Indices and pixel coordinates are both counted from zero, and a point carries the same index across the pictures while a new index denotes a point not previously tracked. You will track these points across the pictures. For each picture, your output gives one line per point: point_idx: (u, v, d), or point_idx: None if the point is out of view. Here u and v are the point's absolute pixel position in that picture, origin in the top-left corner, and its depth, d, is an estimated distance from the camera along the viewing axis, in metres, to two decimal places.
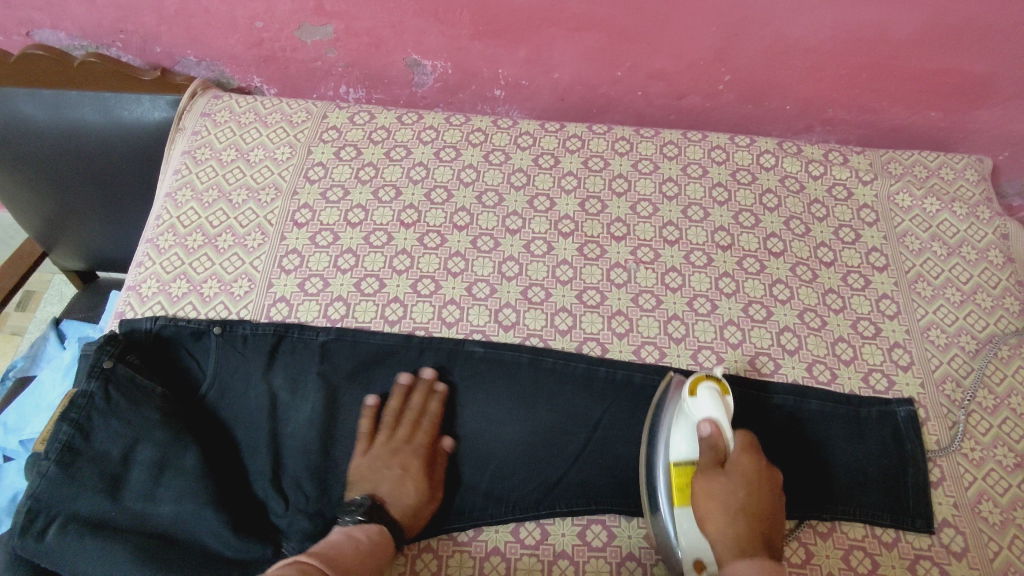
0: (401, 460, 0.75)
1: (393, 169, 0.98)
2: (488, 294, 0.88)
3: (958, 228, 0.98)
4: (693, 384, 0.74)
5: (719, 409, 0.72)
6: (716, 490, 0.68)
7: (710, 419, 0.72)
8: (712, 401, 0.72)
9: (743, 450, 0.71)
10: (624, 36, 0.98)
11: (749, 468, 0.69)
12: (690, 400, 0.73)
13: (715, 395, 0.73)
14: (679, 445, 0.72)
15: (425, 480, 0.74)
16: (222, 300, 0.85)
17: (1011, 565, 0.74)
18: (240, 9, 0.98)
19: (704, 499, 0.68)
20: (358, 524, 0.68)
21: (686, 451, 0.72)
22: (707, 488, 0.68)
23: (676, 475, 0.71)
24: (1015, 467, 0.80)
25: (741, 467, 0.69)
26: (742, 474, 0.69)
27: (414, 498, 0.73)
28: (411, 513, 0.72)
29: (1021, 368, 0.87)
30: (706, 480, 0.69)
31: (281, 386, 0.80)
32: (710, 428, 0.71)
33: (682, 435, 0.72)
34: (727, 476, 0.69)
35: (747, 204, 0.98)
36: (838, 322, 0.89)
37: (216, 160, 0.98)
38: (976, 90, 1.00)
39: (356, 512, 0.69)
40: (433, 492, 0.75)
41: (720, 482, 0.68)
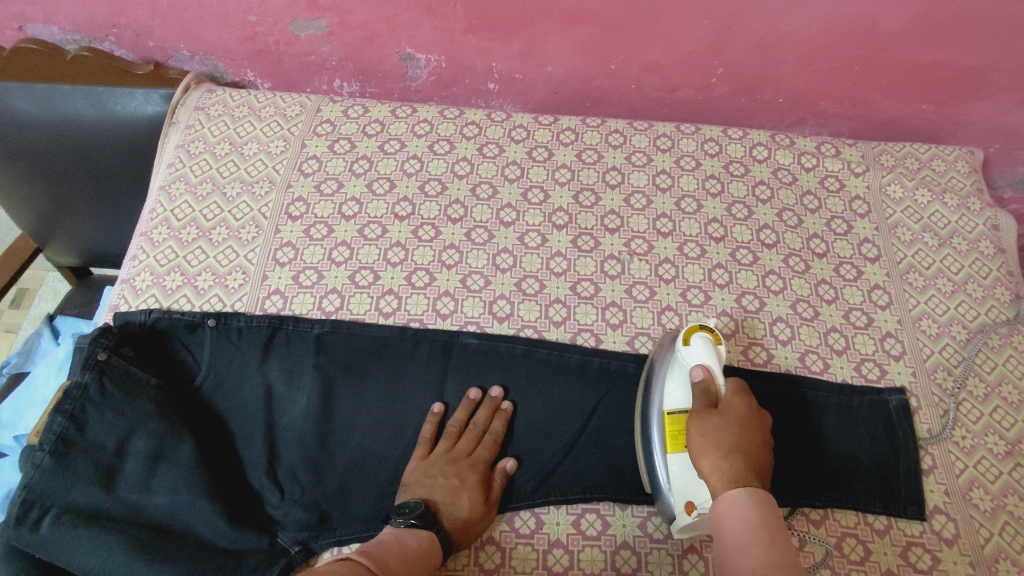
0: (459, 470, 0.74)
1: (387, 162, 0.98)
2: (483, 286, 0.88)
3: (949, 219, 0.98)
4: (687, 335, 0.76)
5: (711, 356, 0.74)
6: (709, 429, 0.66)
7: (703, 366, 0.73)
8: (704, 348, 0.74)
9: (735, 393, 0.70)
10: (617, 29, 0.98)
11: (742, 409, 0.68)
12: (684, 349, 0.75)
13: (708, 343, 0.74)
14: (674, 392, 0.73)
15: (480, 494, 0.73)
16: (216, 293, 0.85)
17: (1003, 552, 0.75)
18: (233, 3, 0.98)
19: (697, 436, 0.67)
20: (409, 528, 0.67)
21: (680, 398, 0.73)
22: (701, 426, 0.67)
23: (670, 422, 0.72)
24: (1006, 454, 0.81)
25: (734, 409, 0.68)
26: (735, 414, 0.67)
27: (467, 510, 0.71)
28: (464, 525, 0.71)
29: (1012, 358, 0.88)
30: (700, 419, 0.68)
31: (277, 378, 0.80)
32: (702, 372, 0.72)
33: (676, 383, 0.74)
34: (721, 416, 0.67)
35: (740, 196, 0.99)
36: (830, 312, 0.90)
37: (210, 154, 0.98)
38: (967, 82, 1.01)
39: (409, 516, 0.68)
40: (487, 508, 0.73)
41: (713, 421, 0.67)
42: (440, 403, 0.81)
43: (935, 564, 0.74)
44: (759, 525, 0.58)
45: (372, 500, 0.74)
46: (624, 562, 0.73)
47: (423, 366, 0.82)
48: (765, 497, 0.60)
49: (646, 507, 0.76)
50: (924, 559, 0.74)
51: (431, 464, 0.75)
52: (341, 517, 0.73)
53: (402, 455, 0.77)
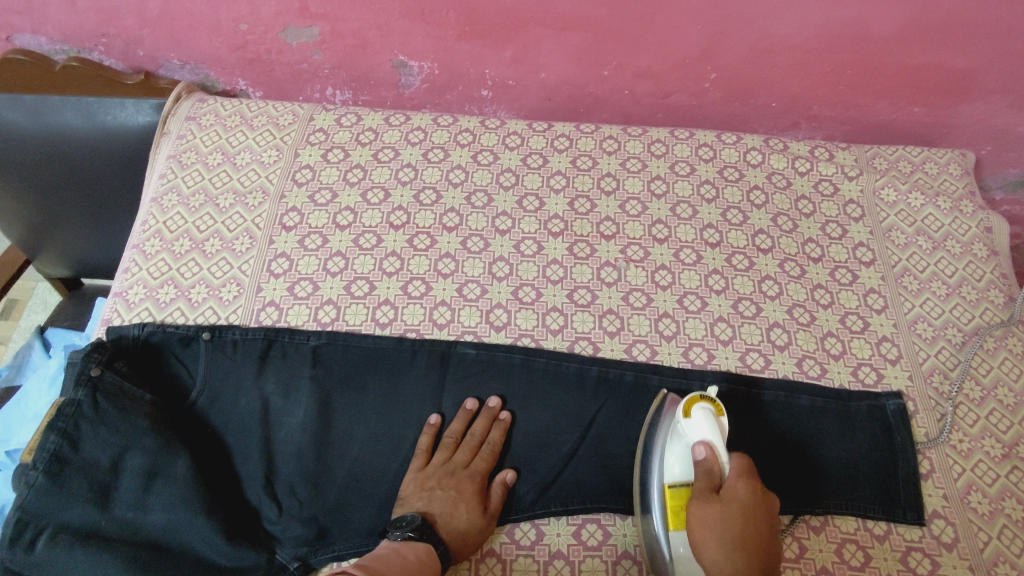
0: (456, 482, 0.74)
1: (381, 171, 0.97)
2: (479, 295, 0.88)
3: (942, 222, 0.99)
4: (687, 406, 0.75)
5: (714, 431, 0.72)
6: (710, 518, 0.66)
7: (705, 442, 0.72)
8: (706, 423, 0.73)
9: (740, 475, 0.68)
10: (610, 35, 0.98)
11: (746, 495, 0.67)
12: (685, 421, 0.74)
13: (710, 417, 0.73)
14: (673, 466, 0.73)
15: (479, 505, 0.73)
16: (211, 306, 0.85)
17: (1002, 556, 0.75)
18: (224, 11, 0.98)
19: (697, 525, 0.66)
20: (407, 541, 0.67)
21: (680, 473, 0.73)
22: (702, 516, 0.66)
23: (671, 498, 0.71)
24: (1002, 457, 0.81)
25: (737, 496, 0.67)
26: (738, 502, 0.66)
27: (467, 522, 0.71)
28: (463, 537, 0.70)
29: (1007, 360, 0.88)
30: (700, 507, 0.67)
31: (273, 392, 0.80)
32: (704, 450, 0.71)
33: (676, 456, 0.73)
34: (722, 503, 0.66)
35: (735, 201, 0.99)
36: (826, 317, 0.90)
37: (202, 164, 0.97)
38: (958, 85, 1.01)
39: (408, 529, 0.68)
40: (488, 519, 0.73)
41: (714, 509, 0.66)
42: (437, 413, 0.80)
43: (935, 569, 0.74)
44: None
45: (371, 514, 0.74)
46: (625, 572, 0.72)
47: (420, 377, 0.82)
48: None
49: None
50: (923, 564, 0.74)
51: (429, 476, 0.75)
52: (340, 530, 0.73)
53: (400, 468, 0.77)
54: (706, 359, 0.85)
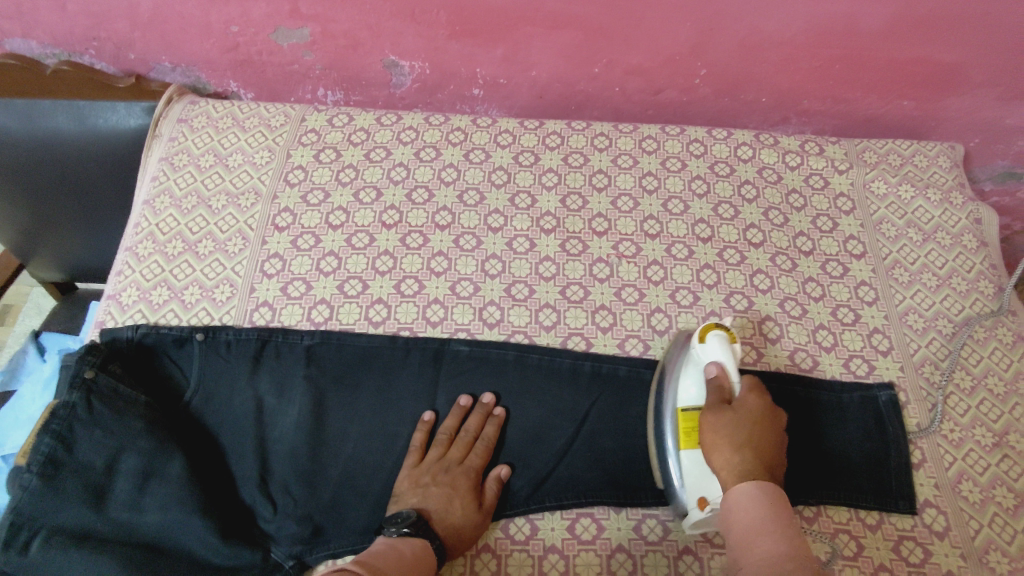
0: (452, 478, 0.74)
1: (373, 170, 0.98)
2: (472, 292, 0.88)
3: (932, 214, 0.99)
4: (703, 332, 0.77)
5: (726, 353, 0.74)
6: (721, 425, 0.69)
7: (717, 363, 0.74)
8: (719, 345, 0.74)
9: (750, 390, 0.72)
10: (600, 33, 0.98)
11: (756, 405, 0.70)
12: (699, 346, 0.76)
13: (724, 341, 0.75)
14: (688, 389, 0.75)
15: (473, 501, 0.73)
16: (204, 307, 0.85)
17: (993, 543, 0.75)
18: (215, 13, 0.98)
19: (710, 431, 0.69)
20: (403, 537, 0.67)
21: (694, 395, 0.74)
22: (715, 422, 0.69)
23: (683, 418, 0.73)
24: (993, 446, 0.82)
25: (747, 405, 0.70)
26: (748, 411, 0.70)
27: (462, 517, 0.71)
28: (458, 532, 0.71)
29: (997, 350, 0.89)
30: (714, 414, 0.70)
31: (267, 392, 0.80)
32: (716, 370, 0.73)
33: (691, 380, 0.75)
34: (734, 412, 0.70)
35: (726, 196, 0.99)
36: (817, 310, 0.90)
37: (195, 166, 0.97)
38: (946, 78, 1.02)
39: (403, 525, 0.68)
40: (482, 515, 0.73)
41: (726, 417, 0.69)
42: (430, 410, 0.81)
43: (927, 558, 0.74)
44: (768, 515, 0.61)
45: (366, 511, 0.74)
46: (619, 566, 0.73)
47: (414, 374, 0.82)
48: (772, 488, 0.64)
49: (642, 509, 0.76)
50: (916, 553, 0.75)
51: (423, 472, 0.75)
52: (335, 528, 0.73)
53: (395, 465, 0.77)
54: None
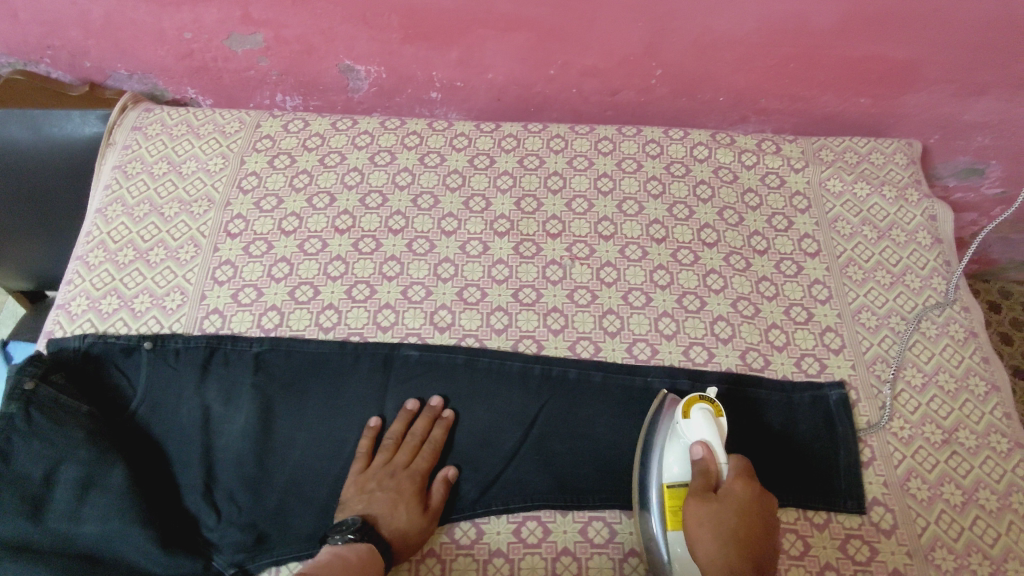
0: (397, 482, 0.75)
1: (327, 175, 0.98)
2: (424, 297, 0.88)
3: (887, 211, 0.99)
4: (687, 407, 0.75)
5: (712, 431, 0.72)
6: (705, 514, 0.67)
7: (703, 441, 0.72)
8: (705, 424, 0.72)
9: (736, 476, 0.70)
10: (553, 35, 0.98)
11: (742, 495, 0.68)
12: (684, 422, 0.74)
13: (709, 416, 0.73)
14: (672, 466, 0.73)
15: (419, 505, 0.74)
16: (154, 315, 0.85)
17: (939, 541, 0.75)
18: (167, 20, 0.98)
19: (692, 521, 0.68)
20: (348, 544, 0.68)
21: (679, 472, 0.73)
22: (699, 513, 0.68)
23: (669, 498, 0.72)
24: (942, 443, 0.82)
25: (733, 494, 0.69)
26: (734, 501, 0.68)
27: (407, 521, 0.72)
28: (403, 535, 0.71)
29: (949, 346, 0.89)
30: (697, 504, 0.68)
31: (214, 399, 0.80)
32: (701, 450, 0.72)
33: (675, 456, 0.74)
34: (719, 501, 0.68)
35: (681, 196, 0.99)
36: (770, 309, 0.90)
37: (148, 174, 0.97)
38: (900, 75, 1.02)
39: (347, 531, 0.69)
40: (428, 517, 0.74)
41: (709, 506, 0.68)
42: (377, 416, 0.81)
43: (873, 556, 0.75)
44: None
45: (312, 518, 0.74)
46: (564, 569, 0.73)
47: (363, 380, 0.82)
48: None
49: (589, 511, 0.76)
50: (862, 551, 0.75)
51: (369, 478, 0.75)
52: (280, 535, 0.73)
53: (342, 472, 0.77)
54: (649, 354, 0.86)
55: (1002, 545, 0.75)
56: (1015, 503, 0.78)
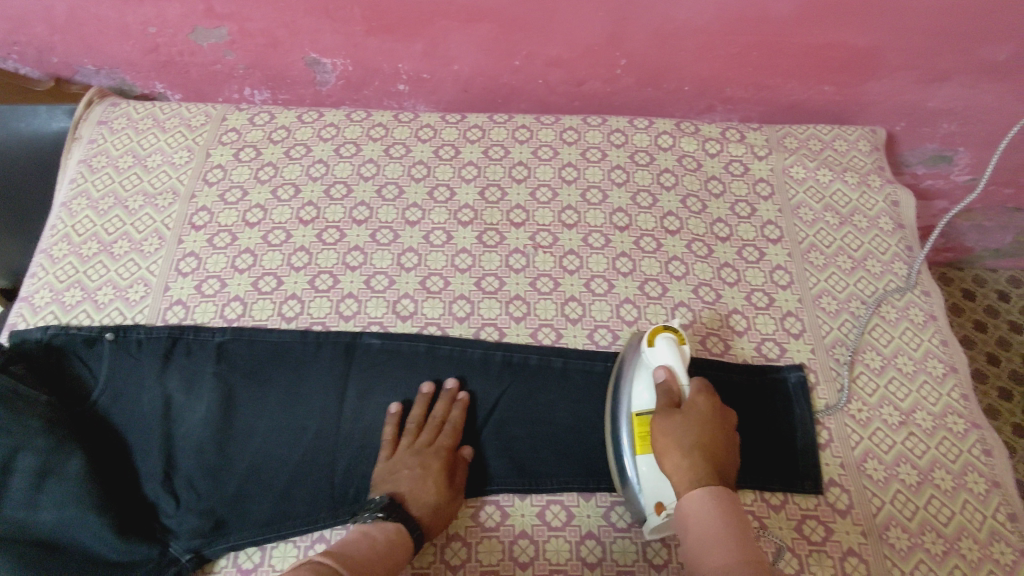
0: (423, 460, 0.75)
1: (292, 167, 0.98)
2: (387, 286, 0.89)
3: (850, 197, 1.00)
4: (652, 335, 0.76)
5: (676, 357, 0.74)
6: (672, 427, 0.69)
7: (666, 366, 0.73)
8: (669, 350, 0.74)
9: (698, 391, 0.72)
10: (515, 25, 0.99)
11: (704, 407, 0.70)
12: (649, 350, 0.75)
13: (672, 343, 0.74)
14: (641, 394, 0.74)
15: (446, 478, 0.74)
16: (117, 307, 0.85)
17: (894, 520, 0.76)
18: (131, 15, 0.99)
19: (660, 434, 0.69)
20: (377, 522, 0.69)
21: (646, 398, 0.74)
22: (665, 426, 0.69)
23: (638, 423, 0.73)
24: (899, 424, 0.83)
25: (696, 407, 0.70)
26: (698, 413, 0.70)
27: (435, 495, 0.72)
28: (433, 511, 0.72)
29: (908, 330, 0.90)
30: (664, 419, 0.70)
31: (176, 389, 0.80)
32: (664, 373, 0.73)
33: (643, 384, 0.74)
34: (683, 415, 0.70)
35: (644, 184, 1.00)
36: (732, 295, 0.91)
37: (113, 168, 0.97)
38: (862, 63, 1.03)
39: (376, 510, 0.70)
40: (455, 491, 0.74)
41: (675, 420, 0.69)
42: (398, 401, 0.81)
43: (828, 536, 0.75)
44: (725, 523, 0.61)
45: (270, 504, 0.74)
46: (521, 551, 0.73)
47: (325, 368, 0.82)
48: (726, 497, 0.64)
49: (546, 495, 0.77)
50: (817, 531, 0.75)
51: (396, 462, 0.75)
52: (237, 521, 0.73)
53: (301, 459, 0.77)
54: (610, 340, 0.86)
55: (956, 523, 0.76)
56: (970, 482, 0.79)
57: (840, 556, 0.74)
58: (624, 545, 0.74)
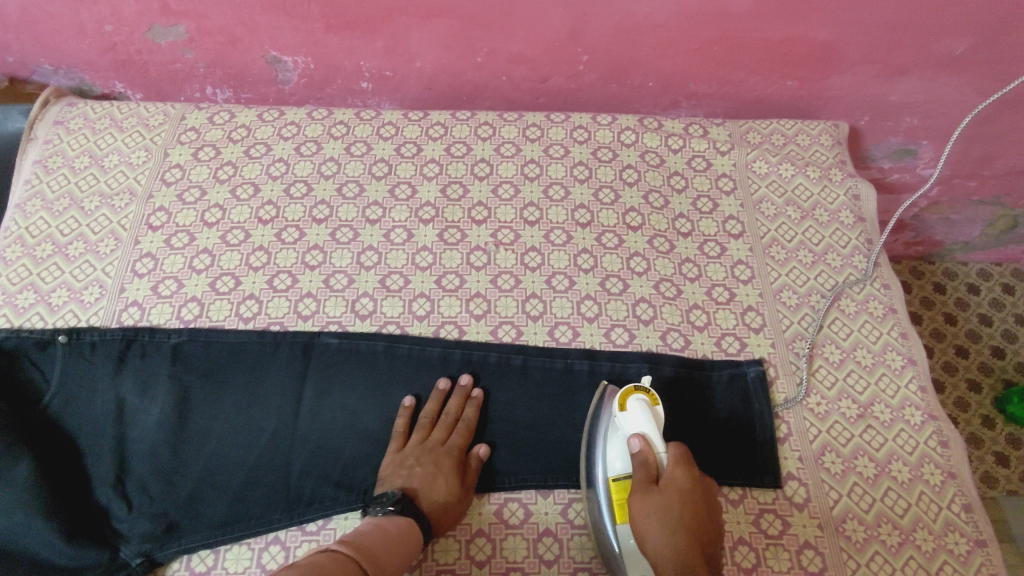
0: (434, 457, 0.75)
1: (252, 167, 0.97)
2: (346, 285, 0.88)
3: (812, 191, 1.00)
4: (623, 399, 0.75)
5: (650, 423, 0.73)
6: (651, 508, 0.66)
7: (641, 434, 0.72)
8: (641, 415, 0.73)
9: (676, 463, 0.69)
10: (475, 22, 0.98)
11: (683, 483, 0.67)
12: (622, 415, 0.74)
13: (645, 408, 0.74)
14: (615, 461, 0.73)
15: (457, 477, 0.74)
16: (70, 309, 0.84)
17: (850, 512, 0.76)
18: (85, 13, 0.98)
19: (640, 516, 0.66)
20: (389, 515, 0.69)
21: (622, 467, 0.72)
22: (645, 507, 0.66)
23: (616, 490, 0.71)
24: (858, 418, 0.83)
25: (675, 482, 0.67)
26: (677, 490, 0.66)
27: (445, 494, 0.73)
28: (444, 508, 0.72)
29: (868, 323, 0.90)
30: (642, 498, 0.67)
31: (130, 391, 0.80)
32: (639, 442, 0.71)
33: (617, 451, 0.73)
34: (661, 493, 0.66)
35: (607, 180, 1.00)
36: (693, 290, 0.91)
37: (69, 168, 0.96)
38: (823, 57, 1.03)
39: (388, 503, 0.70)
40: (465, 490, 0.75)
41: (654, 499, 0.66)
42: (411, 396, 0.81)
43: (785, 529, 0.75)
44: None
45: (224, 506, 0.74)
46: (478, 550, 0.73)
47: (282, 369, 0.82)
48: None
49: (504, 493, 0.76)
50: (775, 525, 0.75)
51: (407, 455, 0.76)
52: (190, 524, 0.73)
53: (257, 460, 0.76)
54: (570, 337, 0.86)
55: (911, 515, 0.77)
56: (927, 473, 0.79)
57: (796, 550, 0.74)
58: (581, 541, 0.74)
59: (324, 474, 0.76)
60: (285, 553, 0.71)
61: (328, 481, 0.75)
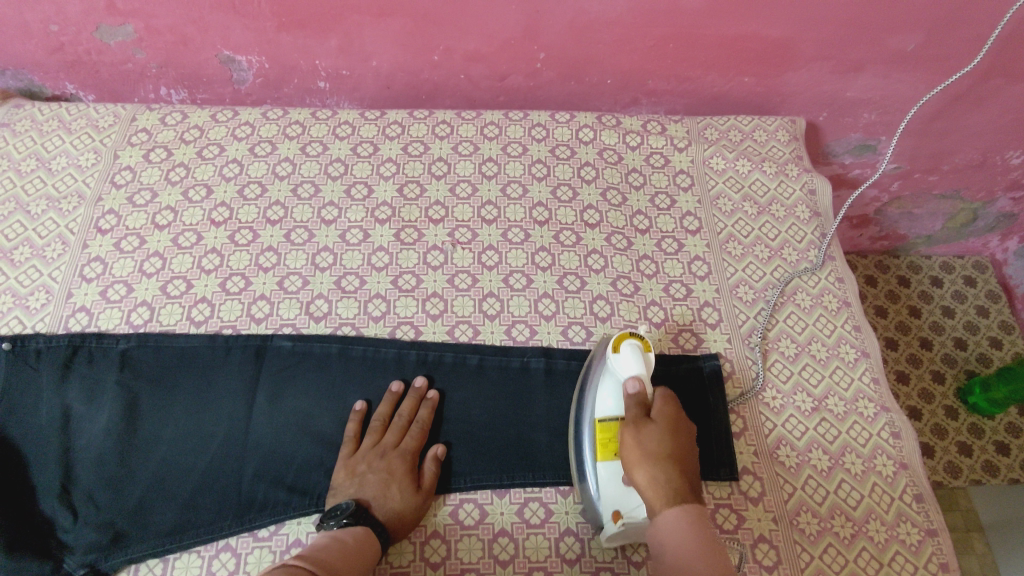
0: (388, 464, 0.74)
1: (205, 168, 0.96)
2: (300, 287, 0.87)
3: (768, 187, 1.01)
4: (617, 341, 0.75)
5: (641, 364, 0.73)
6: (645, 439, 0.67)
7: (634, 376, 0.72)
8: (633, 358, 0.73)
9: (665, 404, 0.71)
10: (428, 20, 0.98)
11: (672, 419, 0.69)
12: (615, 356, 0.74)
13: (638, 351, 0.74)
14: (605, 401, 0.74)
15: (411, 484, 0.73)
16: (16, 315, 0.83)
17: (804, 505, 0.77)
18: (30, 13, 0.96)
19: (633, 445, 0.66)
20: (344, 528, 0.67)
21: (611, 407, 0.73)
22: (639, 437, 0.67)
23: (602, 430, 0.73)
24: (812, 411, 0.83)
25: (665, 418, 0.69)
26: (667, 424, 0.68)
27: (400, 502, 0.72)
28: (398, 516, 0.71)
29: (822, 317, 0.91)
30: (635, 429, 0.68)
31: (76, 399, 0.79)
32: (633, 383, 0.72)
33: (608, 392, 0.74)
34: (655, 425, 0.68)
35: (565, 177, 1.00)
36: (650, 286, 0.91)
37: (15, 171, 0.94)
38: (777, 53, 1.03)
39: (342, 516, 0.68)
40: (422, 496, 0.73)
41: (647, 430, 0.67)
42: (363, 399, 0.80)
43: (740, 524, 0.75)
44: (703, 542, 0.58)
45: (171, 514, 0.72)
46: (433, 552, 0.72)
47: (234, 373, 0.81)
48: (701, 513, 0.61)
49: (459, 494, 0.76)
50: (729, 520, 0.75)
51: (359, 461, 0.75)
52: (137, 532, 0.71)
53: (208, 466, 0.75)
54: (527, 335, 0.86)
55: (864, 506, 0.77)
56: (879, 465, 0.80)
57: (751, 543, 0.74)
58: (536, 541, 0.73)
59: (277, 478, 0.75)
60: (234, 561, 0.70)
61: (280, 486, 0.74)
